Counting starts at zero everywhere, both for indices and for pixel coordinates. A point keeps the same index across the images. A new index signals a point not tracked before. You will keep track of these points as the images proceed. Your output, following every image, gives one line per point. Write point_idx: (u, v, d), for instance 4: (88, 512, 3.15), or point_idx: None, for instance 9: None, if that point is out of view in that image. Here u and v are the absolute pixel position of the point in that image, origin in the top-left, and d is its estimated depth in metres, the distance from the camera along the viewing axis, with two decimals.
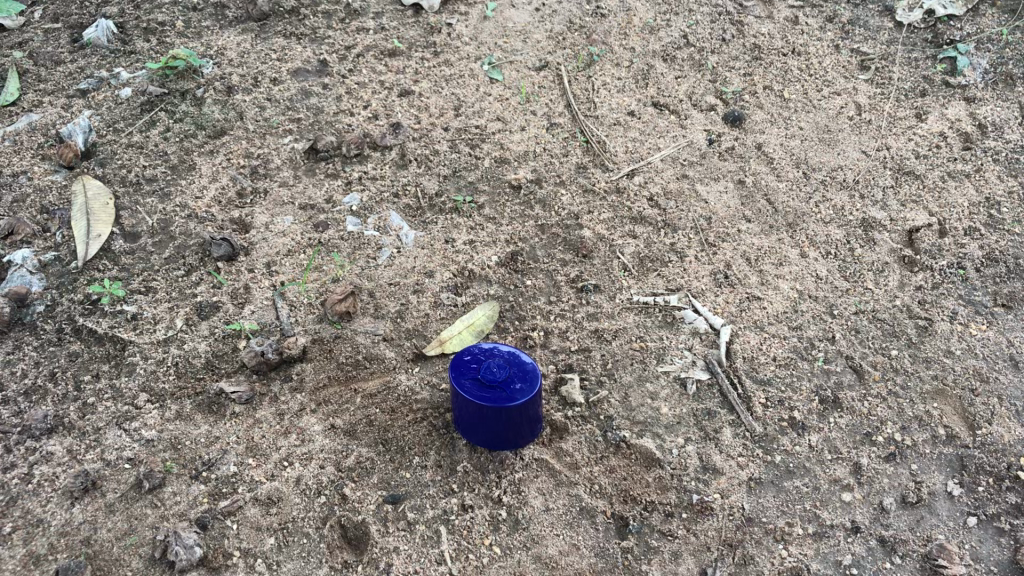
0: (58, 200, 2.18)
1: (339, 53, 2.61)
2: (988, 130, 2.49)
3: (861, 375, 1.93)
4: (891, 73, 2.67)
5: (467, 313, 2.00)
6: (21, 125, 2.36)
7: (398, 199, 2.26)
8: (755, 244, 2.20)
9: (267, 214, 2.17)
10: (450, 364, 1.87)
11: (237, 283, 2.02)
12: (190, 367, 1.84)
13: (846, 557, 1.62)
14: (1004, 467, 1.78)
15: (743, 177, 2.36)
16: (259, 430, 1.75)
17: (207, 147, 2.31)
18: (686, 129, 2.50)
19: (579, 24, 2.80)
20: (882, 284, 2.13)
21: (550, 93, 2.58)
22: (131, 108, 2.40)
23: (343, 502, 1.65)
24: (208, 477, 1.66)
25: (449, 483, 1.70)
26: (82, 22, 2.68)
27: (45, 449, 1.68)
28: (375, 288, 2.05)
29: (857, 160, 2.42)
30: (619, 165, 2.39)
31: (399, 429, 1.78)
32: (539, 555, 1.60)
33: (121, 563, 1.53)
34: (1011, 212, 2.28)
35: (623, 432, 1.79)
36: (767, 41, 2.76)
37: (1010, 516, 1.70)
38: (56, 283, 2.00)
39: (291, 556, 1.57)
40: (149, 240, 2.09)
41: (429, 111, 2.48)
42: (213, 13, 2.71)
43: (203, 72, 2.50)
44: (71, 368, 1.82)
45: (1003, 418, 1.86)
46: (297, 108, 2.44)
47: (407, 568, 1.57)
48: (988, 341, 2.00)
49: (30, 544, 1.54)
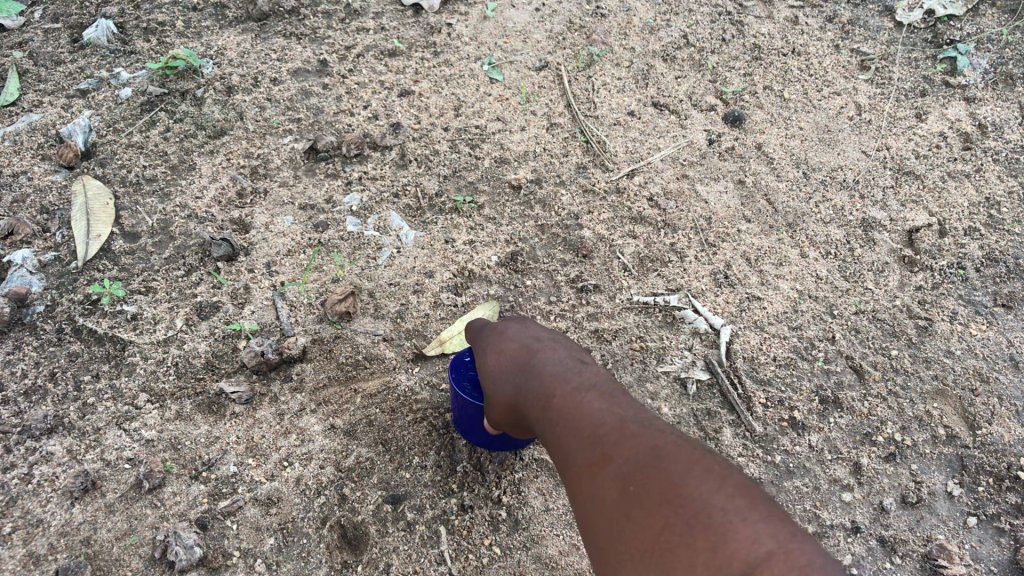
0: (58, 200, 2.18)
1: (339, 53, 2.61)
2: (987, 130, 2.49)
3: (861, 375, 1.93)
4: (891, 73, 2.67)
5: (467, 313, 2.01)
6: (22, 125, 2.36)
7: (399, 199, 2.26)
8: (755, 244, 2.20)
9: (267, 214, 2.17)
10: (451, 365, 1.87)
11: (237, 283, 2.02)
12: (190, 367, 1.84)
13: (845, 557, 1.64)
14: (1004, 467, 1.79)
15: (744, 177, 2.36)
16: (259, 429, 1.75)
17: (208, 147, 2.31)
18: (686, 129, 2.50)
19: (579, 24, 2.79)
20: (882, 284, 2.13)
21: (550, 94, 2.58)
22: (132, 109, 2.40)
23: (343, 502, 1.65)
24: (208, 477, 1.67)
25: (450, 483, 1.70)
26: (82, 22, 2.67)
27: (45, 449, 1.69)
28: (375, 288, 2.05)
29: (857, 160, 2.42)
30: (619, 165, 2.39)
31: (399, 430, 1.78)
32: (539, 555, 1.61)
33: (121, 563, 1.54)
34: (1011, 212, 2.29)
35: None
36: (767, 41, 2.75)
37: (1010, 515, 1.71)
38: (56, 283, 2.00)
39: (291, 556, 1.57)
40: (150, 240, 2.08)
41: (429, 111, 2.48)
42: (213, 14, 2.71)
43: (203, 72, 2.49)
44: (70, 368, 1.82)
45: (1002, 418, 1.87)
46: (297, 108, 2.44)
47: (407, 568, 1.58)
48: (987, 342, 2.01)
49: (30, 544, 1.54)
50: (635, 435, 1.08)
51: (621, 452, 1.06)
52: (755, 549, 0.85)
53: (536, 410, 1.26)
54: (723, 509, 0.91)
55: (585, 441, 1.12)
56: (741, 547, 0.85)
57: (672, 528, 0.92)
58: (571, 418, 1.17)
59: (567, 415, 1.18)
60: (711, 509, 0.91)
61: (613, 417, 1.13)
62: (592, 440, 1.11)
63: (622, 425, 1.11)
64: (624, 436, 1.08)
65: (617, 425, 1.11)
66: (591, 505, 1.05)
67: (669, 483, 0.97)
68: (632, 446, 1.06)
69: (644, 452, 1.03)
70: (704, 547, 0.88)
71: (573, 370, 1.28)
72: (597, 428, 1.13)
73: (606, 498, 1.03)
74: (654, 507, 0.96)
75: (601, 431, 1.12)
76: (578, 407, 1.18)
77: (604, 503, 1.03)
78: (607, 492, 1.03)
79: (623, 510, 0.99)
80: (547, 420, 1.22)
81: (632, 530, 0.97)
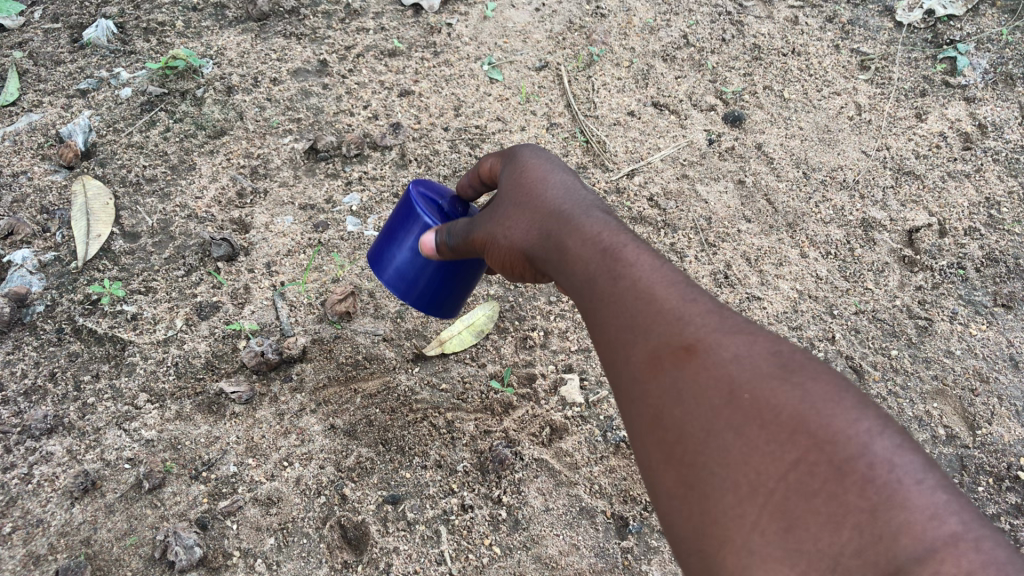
0: (58, 200, 2.18)
1: (338, 53, 2.61)
2: (987, 130, 2.49)
3: (861, 375, 1.94)
4: (891, 73, 2.66)
5: (467, 313, 2.00)
6: (22, 125, 2.36)
7: (398, 199, 2.26)
8: (755, 244, 2.20)
9: (267, 214, 2.17)
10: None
11: (237, 283, 2.02)
12: (190, 367, 1.84)
13: None
14: (1004, 467, 1.79)
15: (744, 177, 2.36)
16: (259, 429, 1.75)
17: (207, 147, 2.31)
18: (686, 129, 2.50)
19: (579, 24, 2.79)
20: (882, 284, 2.13)
21: (550, 94, 2.58)
22: (132, 109, 2.40)
23: (343, 502, 1.65)
24: (208, 477, 1.67)
25: (450, 483, 1.70)
26: (82, 22, 2.67)
27: (45, 449, 1.69)
28: (375, 288, 2.05)
29: (857, 160, 2.42)
30: (619, 165, 2.39)
31: (399, 430, 1.78)
32: (539, 555, 1.62)
33: (121, 563, 1.54)
34: (1011, 212, 2.29)
35: (623, 433, 1.81)
36: (767, 41, 2.75)
37: (1010, 516, 1.72)
38: (56, 283, 2.00)
39: (291, 556, 1.57)
40: (150, 240, 2.08)
41: (429, 111, 2.48)
42: (213, 14, 2.70)
43: (203, 72, 2.49)
44: (70, 368, 1.82)
45: (1002, 418, 1.87)
46: (297, 108, 2.44)
47: (407, 568, 1.58)
48: (988, 341, 2.02)
49: (29, 544, 1.55)
50: (740, 337, 0.92)
51: (735, 358, 0.89)
52: (935, 527, 0.70)
53: (590, 282, 1.10)
54: (887, 463, 0.75)
55: (671, 327, 0.96)
56: (919, 520, 0.71)
57: (812, 468, 0.76)
58: (647, 298, 1.01)
59: (645, 295, 1.02)
60: (872, 453, 0.76)
61: (712, 314, 0.97)
62: (692, 335, 0.94)
63: (723, 324, 0.95)
64: (730, 335, 0.92)
65: (719, 324, 0.95)
66: (669, 393, 0.90)
67: (802, 402, 0.81)
68: (735, 346, 0.90)
69: (760, 360, 0.88)
70: (863, 506, 0.73)
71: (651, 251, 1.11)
72: (691, 319, 0.96)
73: (702, 391, 0.87)
74: (788, 433, 0.79)
75: (698, 326, 0.95)
76: (660, 290, 1.02)
77: (693, 395, 0.88)
78: (701, 383, 0.88)
79: (721, 412, 0.84)
80: (607, 293, 1.07)
81: (735, 446, 0.82)
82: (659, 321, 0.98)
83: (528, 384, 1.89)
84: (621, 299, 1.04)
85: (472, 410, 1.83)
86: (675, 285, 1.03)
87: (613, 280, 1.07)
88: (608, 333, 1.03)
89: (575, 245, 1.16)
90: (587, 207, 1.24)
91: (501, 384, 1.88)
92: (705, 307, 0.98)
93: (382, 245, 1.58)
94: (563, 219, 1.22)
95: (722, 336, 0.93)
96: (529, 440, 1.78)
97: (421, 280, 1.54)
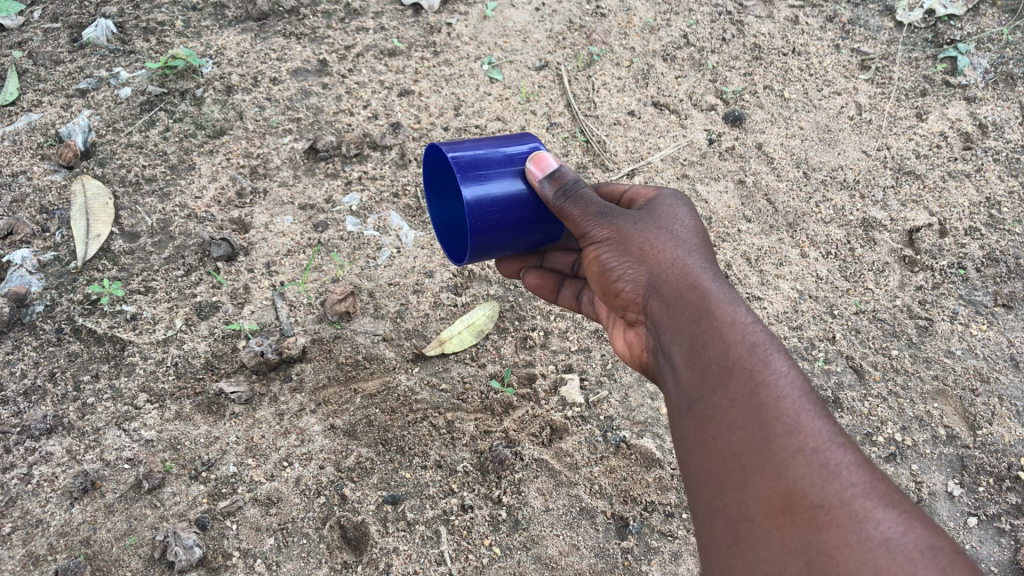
0: (58, 200, 2.18)
1: (338, 53, 2.60)
2: (987, 130, 2.48)
3: (861, 375, 1.94)
4: (891, 73, 2.66)
5: (467, 313, 2.00)
6: (22, 125, 2.36)
7: (398, 199, 2.25)
8: (755, 244, 2.20)
9: (267, 214, 2.17)
10: (435, 191, 1.84)
11: (237, 283, 2.01)
12: (190, 367, 1.84)
13: None
14: (1004, 467, 1.79)
15: (744, 177, 2.36)
16: (258, 429, 1.75)
17: (207, 146, 2.31)
18: (686, 129, 2.49)
19: (579, 24, 2.77)
20: (882, 284, 2.13)
21: (549, 93, 2.58)
22: (132, 109, 2.40)
23: (343, 502, 1.65)
24: (208, 477, 1.67)
25: (450, 483, 1.70)
26: (82, 21, 2.66)
27: (45, 449, 1.69)
28: (375, 288, 2.04)
29: (857, 160, 2.41)
30: (619, 165, 2.40)
31: (399, 430, 1.77)
32: (539, 555, 1.62)
33: (121, 563, 1.54)
34: (1012, 212, 2.28)
35: (623, 432, 1.81)
36: (767, 41, 2.74)
37: (1011, 516, 1.72)
38: (56, 283, 2.00)
39: (291, 556, 1.58)
40: (150, 240, 2.08)
41: (429, 111, 2.47)
42: (213, 13, 2.69)
43: (203, 72, 2.48)
44: (70, 368, 1.82)
45: (1003, 418, 1.87)
46: (297, 108, 2.44)
47: (407, 568, 1.58)
48: (988, 341, 2.01)
49: (29, 544, 1.55)
50: (894, 515, 0.90)
51: (882, 539, 0.87)
52: None
53: (713, 385, 1.07)
54: None
55: (809, 470, 0.94)
56: None
57: None
58: (785, 424, 0.99)
59: (785, 419, 0.99)
60: None
61: (860, 468, 0.94)
62: (836, 494, 0.92)
63: (872, 487, 0.93)
64: (883, 509, 0.90)
65: (868, 487, 0.93)
66: (792, 550, 0.90)
67: None
68: (888, 525, 0.88)
69: (910, 551, 0.86)
70: None
71: (793, 365, 1.07)
72: (836, 472, 0.94)
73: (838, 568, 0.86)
74: None
75: (844, 480, 0.93)
76: (799, 419, 0.99)
77: (823, 562, 0.87)
78: (841, 558, 0.87)
79: None
80: (731, 403, 1.04)
81: None
82: (796, 459, 0.96)
83: (528, 384, 1.89)
84: (750, 415, 1.01)
85: (472, 410, 1.82)
86: (821, 418, 1.00)
87: (744, 391, 1.04)
88: (725, 447, 1.02)
89: (700, 339, 1.13)
90: (720, 285, 1.21)
91: (501, 384, 1.88)
92: (852, 457, 0.96)
93: (467, 146, 1.57)
94: (697, 291, 1.19)
95: (872, 504, 0.91)
96: (528, 440, 1.78)
97: (491, 186, 1.49)
